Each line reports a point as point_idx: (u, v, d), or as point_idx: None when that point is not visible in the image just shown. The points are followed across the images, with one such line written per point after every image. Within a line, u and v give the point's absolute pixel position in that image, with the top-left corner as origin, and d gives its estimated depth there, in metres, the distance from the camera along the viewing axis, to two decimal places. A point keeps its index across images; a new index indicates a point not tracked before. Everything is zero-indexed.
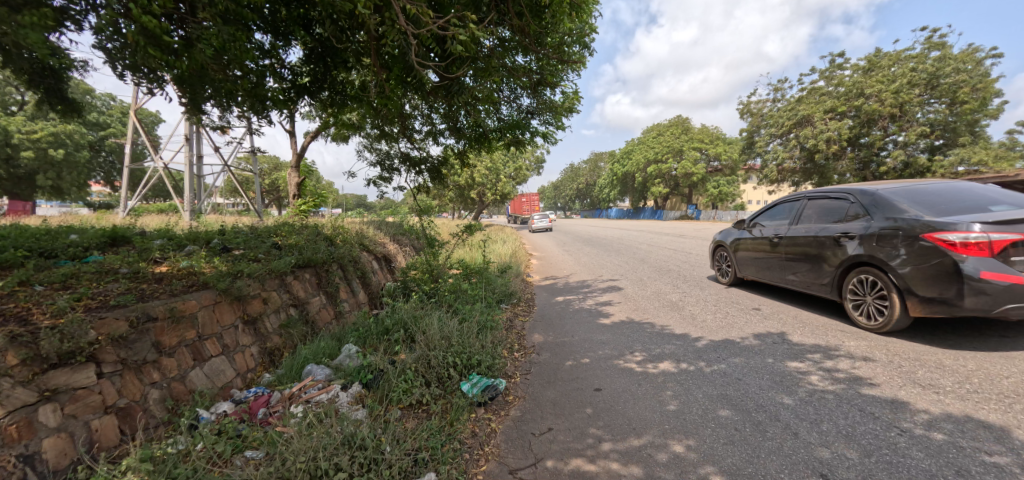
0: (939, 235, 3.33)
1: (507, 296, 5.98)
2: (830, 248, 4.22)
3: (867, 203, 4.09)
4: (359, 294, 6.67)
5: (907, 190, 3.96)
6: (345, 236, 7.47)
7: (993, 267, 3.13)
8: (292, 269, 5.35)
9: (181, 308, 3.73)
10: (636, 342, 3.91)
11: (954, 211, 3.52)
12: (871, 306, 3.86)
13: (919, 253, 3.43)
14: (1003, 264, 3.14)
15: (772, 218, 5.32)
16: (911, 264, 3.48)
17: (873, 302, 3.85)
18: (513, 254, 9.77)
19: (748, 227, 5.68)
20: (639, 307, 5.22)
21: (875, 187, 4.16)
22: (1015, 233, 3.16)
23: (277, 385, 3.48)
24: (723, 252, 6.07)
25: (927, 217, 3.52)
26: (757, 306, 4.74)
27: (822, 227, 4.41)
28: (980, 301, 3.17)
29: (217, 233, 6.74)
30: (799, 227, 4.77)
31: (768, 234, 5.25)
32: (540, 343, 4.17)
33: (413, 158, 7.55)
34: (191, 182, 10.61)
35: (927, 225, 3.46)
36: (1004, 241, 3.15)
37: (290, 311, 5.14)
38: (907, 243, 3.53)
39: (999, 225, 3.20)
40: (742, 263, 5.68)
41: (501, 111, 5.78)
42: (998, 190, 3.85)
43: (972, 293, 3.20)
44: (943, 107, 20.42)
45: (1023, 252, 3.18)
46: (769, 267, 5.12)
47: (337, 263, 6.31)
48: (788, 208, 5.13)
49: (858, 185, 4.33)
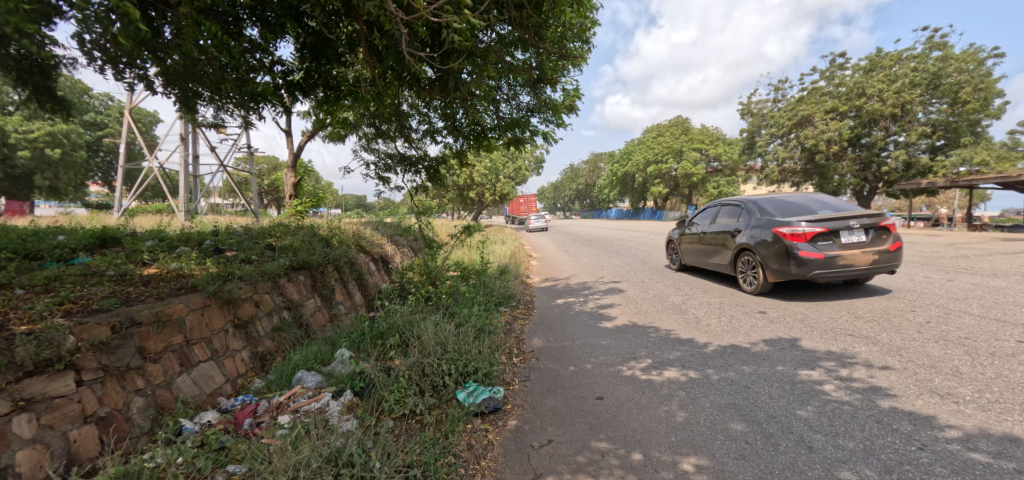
0: (780, 229, 5.02)
1: (506, 298, 5.86)
2: (730, 239, 5.89)
3: (750, 207, 5.81)
4: (355, 296, 6.53)
5: (776, 200, 5.68)
6: (341, 237, 7.34)
7: (808, 248, 4.79)
8: (286, 271, 5.23)
9: (167, 312, 3.60)
10: (638, 347, 3.79)
11: (795, 213, 5.23)
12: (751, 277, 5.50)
13: (769, 240, 5.14)
14: (814, 247, 4.79)
15: (702, 218, 6.93)
16: (766, 247, 5.17)
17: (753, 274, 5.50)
18: (513, 255, 9.65)
19: (686, 225, 7.38)
20: (641, 310, 5.10)
21: (758, 198, 5.90)
22: (825, 227, 4.82)
23: (266, 392, 3.35)
24: (673, 245, 7.67)
25: (777, 217, 5.25)
26: (762, 310, 4.62)
27: (726, 224, 6.11)
28: (801, 269, 4.80)
29: (211, 234, 6.60)
30: (715, 225, 6.47)
31: (701, 230, 6.87)
32: (540, 347, 4.04)
33: (410, 157, 7.42)
34: (187, 182, 10.46)
35: (772, 222, 5.24)
36: (816, 232, 4.82)
37: (283, 314, 5.00)
38: (764, 234, 5.24)
39: (814, 222, 4.87)
40: (686, 253, 7.27)
41: (500, 109, 5.65)
42: (831, 201, 5.66)
43: (797, 264, 4.84)
44: (944, 107, 20.33)
45: (831, 239, 4.81)
46: (699, 255, 6.77)
47: (332, 264, 6.17)
48: (712, 211, 6.79)
49: (749, 196, 6.06)
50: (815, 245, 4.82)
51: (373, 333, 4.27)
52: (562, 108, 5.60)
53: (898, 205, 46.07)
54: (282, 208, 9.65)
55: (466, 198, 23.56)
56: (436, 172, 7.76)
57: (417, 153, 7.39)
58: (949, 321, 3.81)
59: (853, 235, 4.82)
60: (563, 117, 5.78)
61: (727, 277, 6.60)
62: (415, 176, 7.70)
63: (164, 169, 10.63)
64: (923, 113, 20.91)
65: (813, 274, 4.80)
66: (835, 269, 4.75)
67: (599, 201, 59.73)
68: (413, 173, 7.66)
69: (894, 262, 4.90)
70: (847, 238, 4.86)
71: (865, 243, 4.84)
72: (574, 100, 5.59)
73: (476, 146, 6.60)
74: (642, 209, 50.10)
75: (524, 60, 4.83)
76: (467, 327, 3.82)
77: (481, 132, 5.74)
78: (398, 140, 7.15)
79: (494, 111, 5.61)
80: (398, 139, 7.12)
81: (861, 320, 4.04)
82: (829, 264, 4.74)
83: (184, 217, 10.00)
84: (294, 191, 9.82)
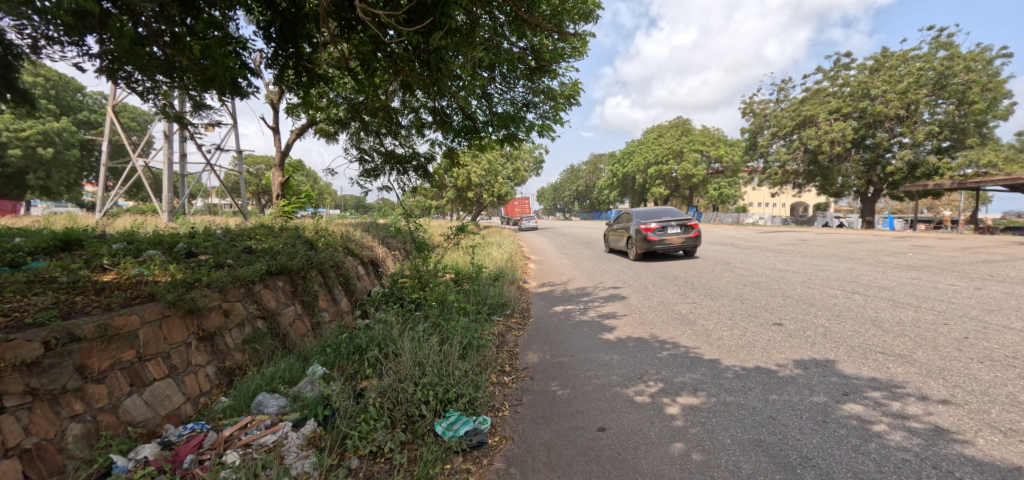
0: (642, 226, 9.41)
1: (501, 306, 5.46)
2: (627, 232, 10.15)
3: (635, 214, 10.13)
4: (342, 302, 6.08)
5: (649, 210, 9.98)
6: (327, 240, 6.92)
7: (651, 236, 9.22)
8: (262, 276, 4.81)
9: (116, 325, 3.21)
10: (645, 367, 3.41)
11: (651, 217, 9.61)
12: (633, 252, 9.85)
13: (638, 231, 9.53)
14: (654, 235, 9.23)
15: (621, 220, 11.12)
16: (637, 235, 9.55)
17: (634, 250, 9.86)
18: (509, 259, 9.23)
19: (614, 225, 11.81)
20: (646, 320, 4.71)
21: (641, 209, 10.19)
22: (659, 225, 9.24)
23: (223, 417, 2.97)
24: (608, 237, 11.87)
25: (643, 220, 9.62)
26: (778, 321, 4.23)
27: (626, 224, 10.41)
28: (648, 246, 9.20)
29: (187, 236, 6.18)
30: (623, 224, 10.74)
31: (618, 227, 11.12)
32: (535, 364, 3.64)
33: (399, 155, 7.01)
34: (170, 181, 10.00)
35: (639, 224, 9.70)
36: (655, 227, 9.24)
37: (258, 324, 4.57)
38: (637, 227, 9.60)
39: (657, 222, 9.28)
40: (614, 243, 11.34)
41: (493, 102, 5.25)
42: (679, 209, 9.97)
43: (647, 243, 9.24)
44: (951, 108, 19.96)
45: (664, 231, 9.21)
46: (619, 243, 10.92)
47: (316, 269, 5.74)
48: (624, 216, 11.05)
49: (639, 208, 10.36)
50: (656, 234, 9.26)
51: (352, 347, 3.87)
52: (560, 102, 5.21)
53: (901, 207, 45.58)
54: (268, 208, 9.22)
55: (464, 198, 23.12)
56: (426, 171, 7.35)
57: (406, 150, 6.98)
58: (989, 337, 3.44)
59: (675, 229, 9.22)
60: (561, 110, 5.38)
61: (735, 283, 6.21)
62: (404, 175, 7.29)
63: (148, 168, 10.17)
64: (929, 114, 20.55)
65: (656, 248, 9.21)
66: (666, 245, 9.11)
67: (599, 202, 59.34)
68: (402, 172, 7.25)
69: (699, 240, 9.24)
70: (673, 230, 9.31)
71: (682, 231, 9.22)
72: (573, 93, 5.19)
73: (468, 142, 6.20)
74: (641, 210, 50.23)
75: (516, 47, 4.45)
76: (454, 343, 3.42)
77: (472, 126, 5.32)
78: (386, 136, 6.75)
79: (487, 104, 5.21)
80: (386, 134, 6.72)
81: (890, 334, 3.66)
82: (661, 244, 9.17)
83: (167, 218, 9.54)
84: (282, 191, 9.39)
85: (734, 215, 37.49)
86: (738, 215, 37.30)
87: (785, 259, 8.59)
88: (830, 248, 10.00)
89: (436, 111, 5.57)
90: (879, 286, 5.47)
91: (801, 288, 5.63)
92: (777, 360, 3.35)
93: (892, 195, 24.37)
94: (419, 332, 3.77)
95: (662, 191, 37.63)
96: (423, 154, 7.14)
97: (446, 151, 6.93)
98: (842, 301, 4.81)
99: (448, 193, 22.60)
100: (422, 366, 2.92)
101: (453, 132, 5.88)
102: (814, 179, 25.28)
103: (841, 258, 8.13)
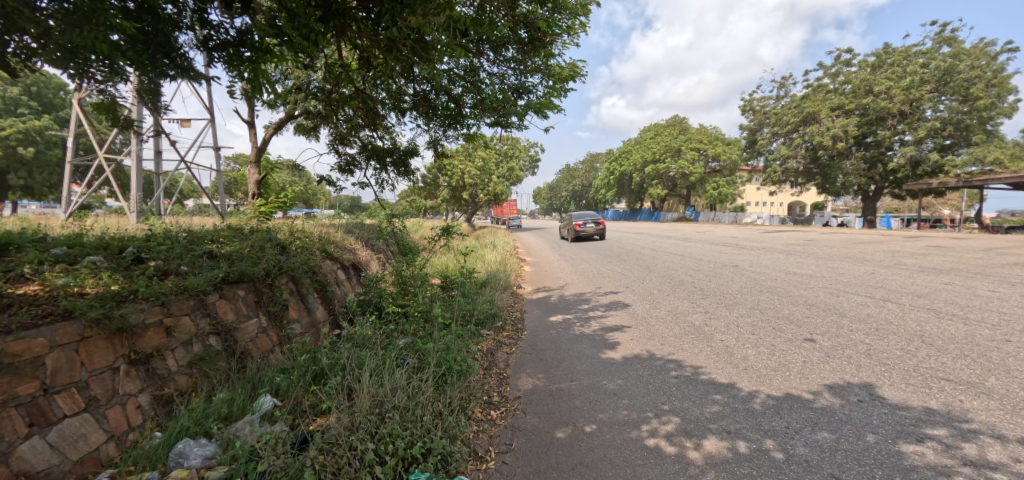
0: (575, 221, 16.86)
1: (492, 317, 4.87)
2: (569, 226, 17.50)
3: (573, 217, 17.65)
4: (317, 312, 5.32)
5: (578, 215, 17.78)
6: (302, 243, 6.30)
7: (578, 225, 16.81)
8: (218, 285, 4.14)
9: (9, 352, 2.62)
10: (658, 397, 2.81)
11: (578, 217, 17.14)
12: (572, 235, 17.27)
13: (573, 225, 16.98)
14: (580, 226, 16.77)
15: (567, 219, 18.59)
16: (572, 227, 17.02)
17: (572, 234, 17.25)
18: (503, 262, 8.64)
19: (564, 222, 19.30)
20: (653, 334, 4.14)
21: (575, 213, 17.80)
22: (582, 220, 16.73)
23: (133, 471, 2.37)
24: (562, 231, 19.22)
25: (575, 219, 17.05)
26: (809, 337, 3.66)
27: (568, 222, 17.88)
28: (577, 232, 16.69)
29: (142, 239, 5.56)
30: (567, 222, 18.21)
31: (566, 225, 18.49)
32: (529, 393, 3.05)
33: (378, 149, 6.42)
34: (141, 179, 9.31)
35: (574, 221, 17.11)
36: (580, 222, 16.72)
37: (211, 341, 3.88)
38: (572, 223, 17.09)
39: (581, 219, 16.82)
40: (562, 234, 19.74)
41: (482, 84, 4.70)
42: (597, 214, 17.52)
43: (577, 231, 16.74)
44: (955, 104, 19.52)
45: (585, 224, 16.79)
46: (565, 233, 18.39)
47: (286, 275, 5.05)
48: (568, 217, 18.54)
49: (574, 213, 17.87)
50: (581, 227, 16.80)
51: (313, 373, 3.25)
52: (558, 85, 4.65)
53: (898, 205, 45.35)
54: (243, 208, 8.56)
55: (458, 198, 22.45)
56: (408, 166, 6.77)
57: (386, 141, 6.40)
58: None
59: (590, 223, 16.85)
60: (557, 95, 4.82)
61: (749, 289, 5.65)
62: (384, 170, 6.70)
63: (118, 165, 9.46)
64: (932, 111, 20.01)
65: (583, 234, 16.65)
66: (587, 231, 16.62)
67: (596, 201, 58.81)
68: (382, 167, 6.65)
69: (604, 230, 16.85)
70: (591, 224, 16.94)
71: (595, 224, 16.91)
72: (571, 76, 4.63)
73: (455, 131, 5.61)
74: (639, 208, 49.79)
75: (506, 19, 3.90)
76: (430, 371, 2.84)
77: (458, 112, 4.72)
78: (364, 128, 6.16)
79: (474, 87, 4.64)
80: (364, 126, 6.12)
81: (948, 356, 3.10)
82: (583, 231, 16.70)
83: (137, 219, 8.87)
84: (259, 190, 8.72)
85: (732, 214, 37.09)
86: (736, 215, 36.79)
87: (796, 261, 8.06)
88: (841, 249, 9.44)
89: (417, 96, 4.97)
90: (910, 292, 4.94)
91: (823, 295, 5.09)
92: (819, 387, 2.77)
93: (894, 194, 23.93)
94: (394, 355, 3.18)
95: (661, 191, 37.09)
96: (406, 147, 6.54)
97: (430, 144, 6.32)
98: (875, 311, 4.27)
99: (442, 193, 21.92)
100: (382, 411, 2.35)
101: (438, 118, 5.29)
102: (815, 177, 24.77)
103: (856, 260, 7.61)
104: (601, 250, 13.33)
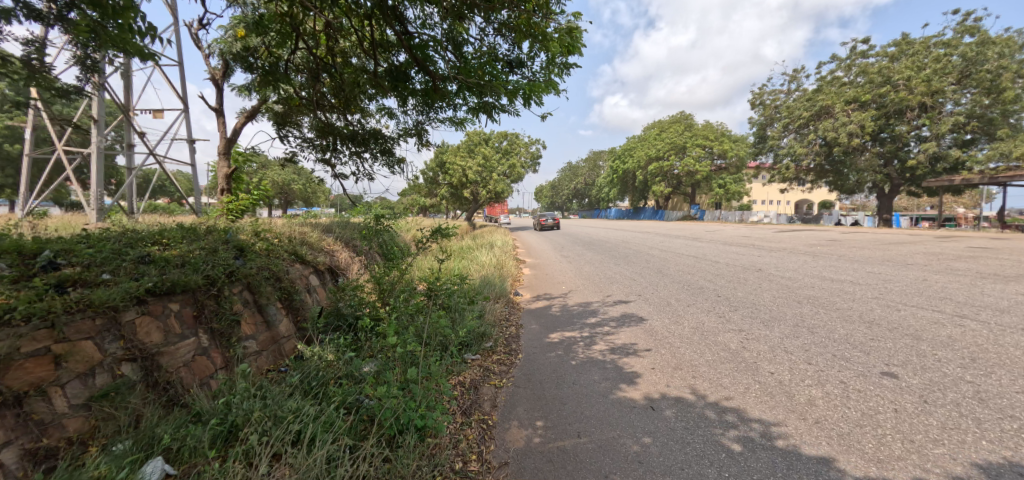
0: None
1: (481, 337, 4.00)
2: None
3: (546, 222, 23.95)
4: (278, 326, 4.19)
5: None
6: (266, 244, 5.41)
7: None
8: (144, 297, 2.91)
9: None
10: (705, 469, 2.00)
11: None
12: None
13: None
14: None
15: None
16: None
17: None
18: (500, 266, 7.78)
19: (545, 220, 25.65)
20: (680, 361, 3.28)
21: None
22: None
23: None
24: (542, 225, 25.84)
25: None
26: (887, 372, 2.82)
27: None
28: None
29: (73, 238, 4.68)
30: None
31: None
32: (522, 459, 2.21)
33: (347, 134, 5.48)
34: (101, 164, 8.15)
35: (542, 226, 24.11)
36: None
37: (130, 371, 2.67)
38: None
39: None
40: None
41: (466, 55, 3.80)
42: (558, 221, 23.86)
43: None
44: (977, 96, 18.60)
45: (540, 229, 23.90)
46: None
47: (240, 285, 3.90)
48: None
49: None
50: None
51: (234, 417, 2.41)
52: (556, 57, 3.74)
53: (909, 204, 44.15)
54: (214, 205, 7.70)
55: (458, 196, 21.54)
56: (389, 157, 5.85)
57: (361, 127, 5.52)
58: None
59: None
60: (557, 72, 3.93)
61: (785, 300, 4.79)
62: (357, 158, 5.72)
63: (81, 159, 8.65)
64: (953, 104, 19.09)
65: None
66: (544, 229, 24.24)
67: (600, 199, 57.82)
68: (356, 156, 5.71)
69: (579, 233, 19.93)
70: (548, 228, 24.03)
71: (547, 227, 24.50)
72: (577, 46, 3.73)
73: (439, 112, 4.73)
74: (643, 207, 48.97)
75: None
76: (366, 450, 2.04)
77: (435, 87, 3.81)
78: (333, 111, 5.28)
79: (455, 56, 3.71)
80: (331, 107, 5.23)
81: None
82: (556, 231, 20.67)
83: (99, 217, 8.06)
84: (229, 185, 7.84)
85: (738, 213, 36.24)
86: (743, 214, 35.84)
87: (828, 264, 7.19)
88: (874, 250, 8.54)
89: (384, 69, 4.04)
90: (988, 307, 4.10)
91: (879, 308, 4.24)
92: (935, 459, 1.95)
93: (911, 191, 22.98)
94: (340, 404, 2.41)
95: (665, 189, 36.19)
96: (382, 132, 5.63)
97: (413, 129, 5.43)
98: (958, 333, 3.43)
99: (442, 191, 20.80)
100: None
101: (415, 98, 4.40)
102: (828, 174, 23.84)
103: (897, 263, 6.75)
104: (607, 250, 12.49)
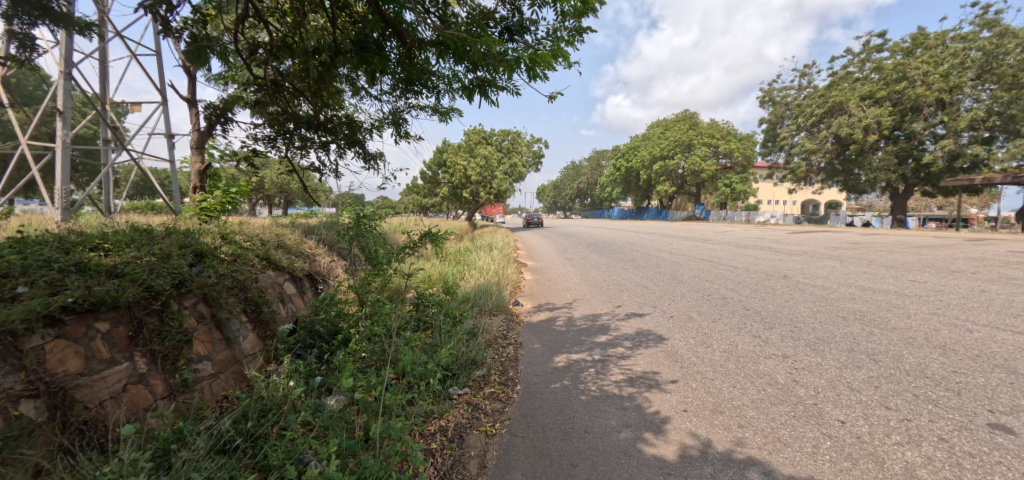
0: None
1: (471, 365, 3.31)
2: None
3: None
4: (243, 343, 3.18)
5: None
6: (233, 247, 4.70)
7: None
8: (53, 316, 2.15)
9: None
10: None
11: None
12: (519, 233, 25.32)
13: None
14: None
15: None
16: None
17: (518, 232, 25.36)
18: (498, 271, 7.11)
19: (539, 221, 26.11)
20: (718, 400, 2.62)
21: None
22: None
23: None
24: None
25: None
26: (995, 424, 2.16)
27: None
28: None
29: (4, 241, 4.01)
30: None
31: None
32: None
33: (310, 123, 4.74)
34: (67, 159, 7.35)
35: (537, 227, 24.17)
36: None
37: (31, 410, 1.98)
38: None
39: None
40: None
41: (451, 14, 3.14)
42: None
43: None
44: (997, 92, 17.82)
45: None
46: None
47: (194, 295, 2.95)
48: None
49: None
50: None
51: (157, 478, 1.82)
52: (567, 16, 3.10)
53: (916, 204, 43.47)
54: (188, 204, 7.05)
55: (458, 196, 20.94)
56: (363, 150, 5.21)
57: (334, 115, 4.86)
58: None
59: None
60: (567, 39, 3.29)
61: (826, 316, 4.11)
62: (327, 150, 5.05)
63: (48, 155, 7.94)
64: (972, 100, 18.27)
65: None
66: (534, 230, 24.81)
67: (603, 199, 57.19)
68: (325, 149, 5.02)
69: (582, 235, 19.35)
70: None
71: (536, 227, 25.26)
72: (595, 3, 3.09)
73: (419, 96, 4.09)
74: (646, 207, 48.48)
75: None
76: None
77: (413, 56, 3.10)
78: (299, 96, 4.57)
79: (440, 18, 3.06)
80: (298, 89, 4.53)
81: None
82: None
83: (65, 217, 7.37)
84: (204, 182, 7.18)
85: (743, 214, 35.65)
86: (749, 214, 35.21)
87: (860, 270, 6.52)
88: (904, 254, 7.86)
89: (352, 39, 3.29)
90: None
91: (945, 329, 3.55)
92: None
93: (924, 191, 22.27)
94: (282, 469, 1.99)
95: (668, 188, 35.53)
96: (355, 121, 4.98)
97: (389, 116, 4.78)
98: None
99: (442, 190, 20.54)
100: None
101: (392, 78, 3.73)
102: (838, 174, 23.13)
103: (939, 270, 6.07)
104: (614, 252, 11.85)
